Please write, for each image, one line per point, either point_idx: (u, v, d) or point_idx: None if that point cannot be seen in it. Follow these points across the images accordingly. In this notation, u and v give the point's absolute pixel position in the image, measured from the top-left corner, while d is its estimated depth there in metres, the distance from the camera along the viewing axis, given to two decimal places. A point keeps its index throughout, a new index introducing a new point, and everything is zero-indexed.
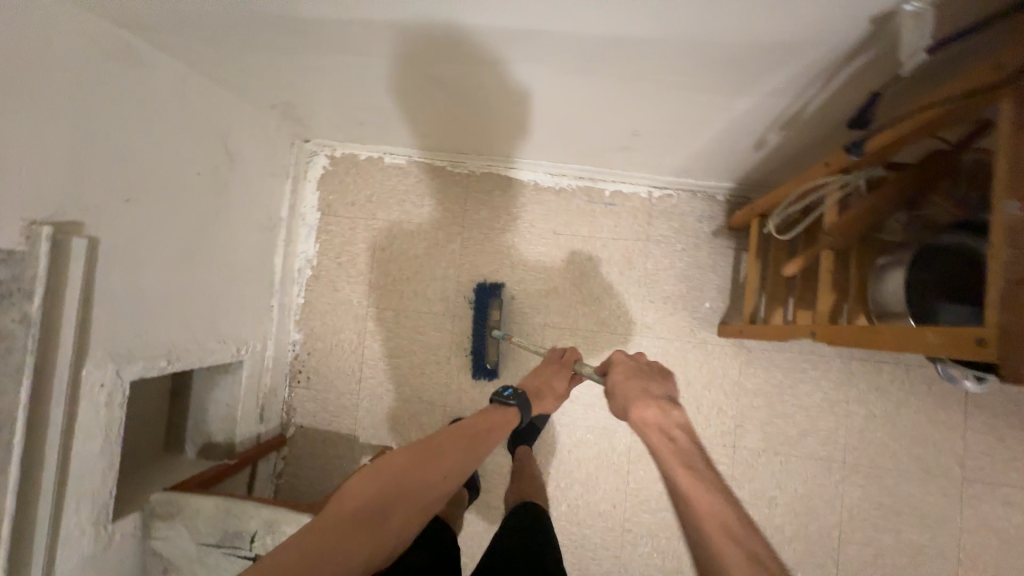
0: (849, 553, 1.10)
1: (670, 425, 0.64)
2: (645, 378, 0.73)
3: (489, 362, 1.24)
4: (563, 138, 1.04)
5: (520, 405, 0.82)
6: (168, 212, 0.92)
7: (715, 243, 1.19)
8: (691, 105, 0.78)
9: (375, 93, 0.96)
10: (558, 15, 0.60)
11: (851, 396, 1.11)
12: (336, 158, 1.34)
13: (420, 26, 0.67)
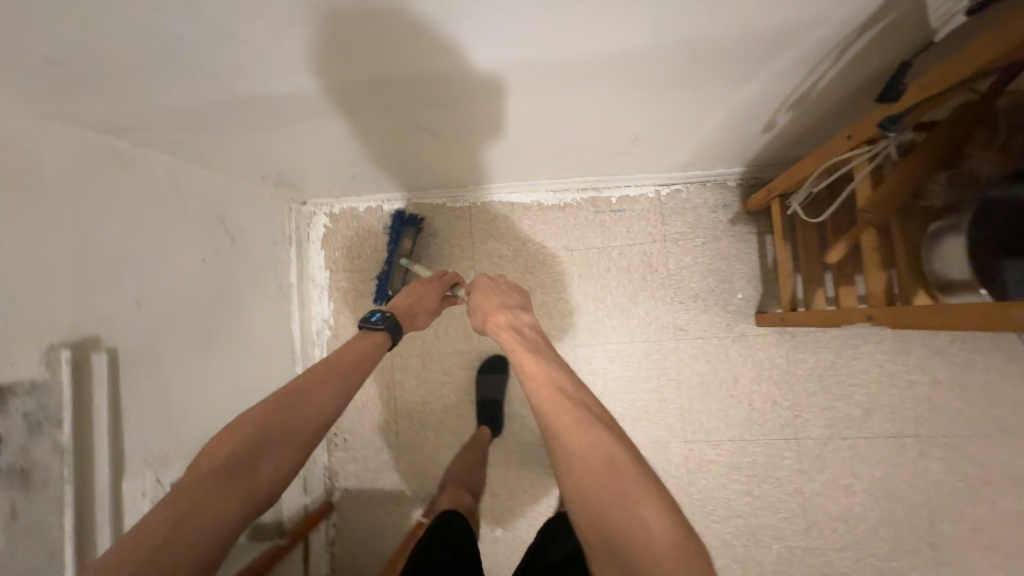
0: (944, 532, 1.02)
1: (521, 323, 0.75)
2: (500, 293, 0.82)
3: (393, 290, 1.23)
4: (560, 156, 1.01)
5: (392, 329, 0.81)
6: (181, 306, 0.91)
7: (735, 231, 1.15)
8: (692, 103, 0.75)
9: (366, 146, 0.94)
10: (536, 46, 0.57)
11: (911, 364, 1.05)
12: (335, 214, 1.33)
13: (398, 80, 0.65)
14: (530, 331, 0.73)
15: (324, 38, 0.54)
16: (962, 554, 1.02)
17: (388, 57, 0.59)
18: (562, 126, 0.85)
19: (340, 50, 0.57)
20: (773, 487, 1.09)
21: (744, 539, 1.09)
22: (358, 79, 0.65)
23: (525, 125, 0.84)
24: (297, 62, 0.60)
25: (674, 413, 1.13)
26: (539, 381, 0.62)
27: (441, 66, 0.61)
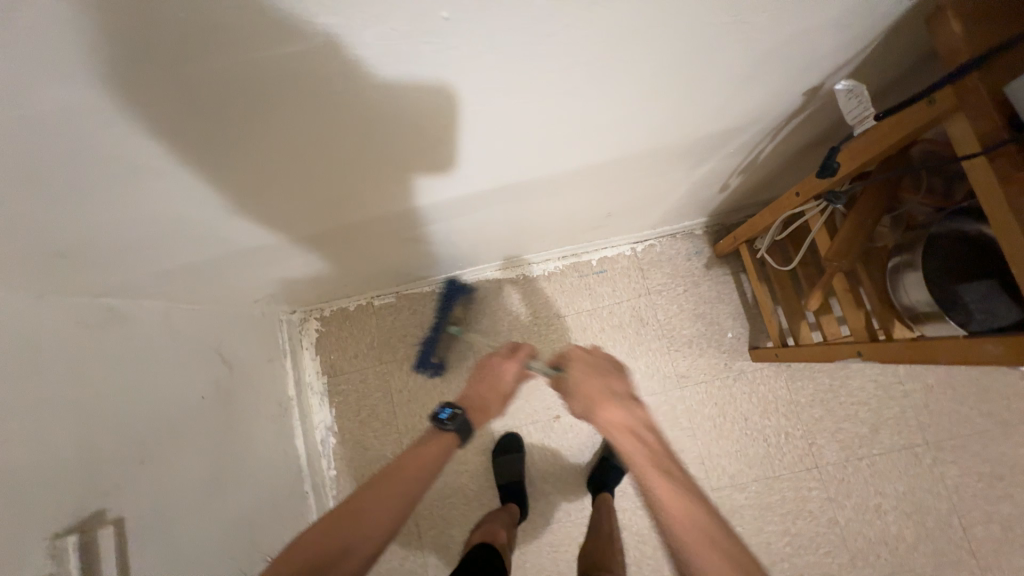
0: (979, 535, 1.03)
1: (636, 423, 0.70)
2: (605, 376, 0.75)
3: (433, 356, 1.27)
4: (541, 236, 1.06)
5: (459, 428, 0.77)
6: (190, 447, 0.88)
7: (712, 275, 1.22)
8: (656, 180, 0.83)
9: (358, 256, 0.98)
10: (539, 159, 0.65)
11: (902, 374, 1.10)
12: (326, 317, 1.33)
13: (417, 202, 0.72)
14: (645, 433, 0.69)
15: (347, 179, 0.60)
16: (1002, 556, 1.02)
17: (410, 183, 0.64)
18: (553, 212, 0.90)
19: (362, 184, 0.62)
20: (809, 521, 1.08)
21: None
22: (380, 204, 0.70)
23: (529, 215, 0.90)
24: (323, 199, 0.64)
25: (696, 462, 1.13)
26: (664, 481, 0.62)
27: (454, 183, 0.67)
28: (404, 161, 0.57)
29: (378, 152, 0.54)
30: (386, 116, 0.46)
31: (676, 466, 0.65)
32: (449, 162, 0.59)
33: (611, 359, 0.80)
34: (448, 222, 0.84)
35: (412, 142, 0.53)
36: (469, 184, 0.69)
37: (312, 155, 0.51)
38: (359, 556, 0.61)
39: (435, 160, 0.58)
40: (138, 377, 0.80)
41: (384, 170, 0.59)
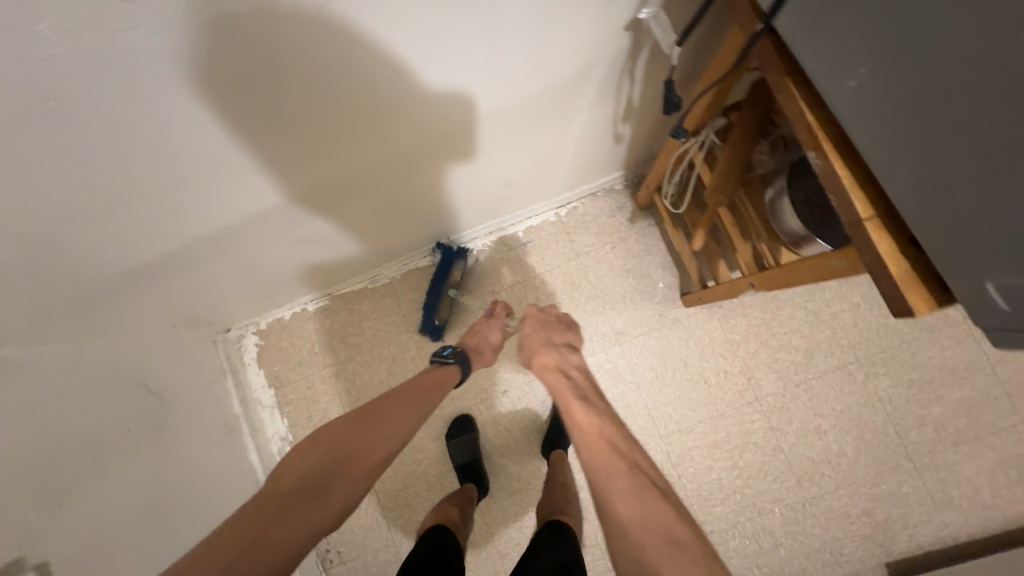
0: (914, 440, 1.07)
1: (567, 367, 0.80)
2: (549, 328, 0.86)
3: (438, 318, 1.20)
4: (457, 210, 1.03)
5: (460, 363, 0.82)
6: (128, 476, 0.87)
7: (637, 228, 1.21)
8: (544, 137, 0.81)
9: (265, 261, 0.95)
10: (489, 91, 0.64)
11: (829, 297, 1.12)
12: (263, 329, 1.31)
13: (368, 158, 0.71)
14: (577, 377, 0.78)
15: (336, 119, 0.60)
16: (938, 456, 1.06)
17: (400, 126, 0.65)
18: (492, 170, 0.88)
19: (353, 126, 0.62)
20: (755, 452, 1.11)
21: (748, 512, 1.10)
22: (365, 154, 0.70)
23: (499, 170, 0.89)
24: (293, 157, 0.64)
25: (642, 413, 1.15)
26: (590, 436, 0.66)
27: (417, 133, 0.68)
28: (398, 92, 0.58)
29: (341, 87, 0.54)
30: (361, 51, 0.50)
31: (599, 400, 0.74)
32: (447, 84, 0.59)
33: (559, 315, 0.90)
34: (414, 182, 0.84)
35: (374, 80, 0.55)
36: (431, 133, 0.69)
37: (313, 80, 0.52)
38: (358, 473, 0.63)
39: (433, 86, 0.59)
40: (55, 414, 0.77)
41: (375, 105, 0.59)
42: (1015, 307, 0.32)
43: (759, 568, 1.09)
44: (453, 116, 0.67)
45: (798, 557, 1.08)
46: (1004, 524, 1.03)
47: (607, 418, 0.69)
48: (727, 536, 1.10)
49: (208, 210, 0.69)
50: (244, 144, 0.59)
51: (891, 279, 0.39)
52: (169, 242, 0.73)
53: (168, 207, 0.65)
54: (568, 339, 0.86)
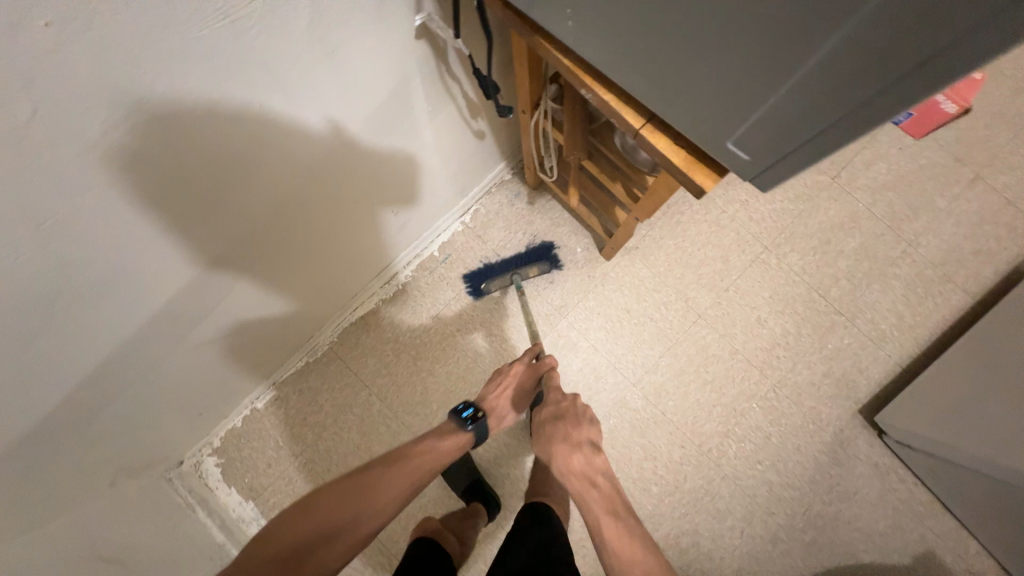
0: (837, 296, 1.18)
1: (593, 471, 0.77)
2: (566, 420, 0.83)
3: (485, 284, 1.20)
4: (364, 248, 1.04)
5: (477, 429, 0.83)
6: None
7: (539, 208, 1.26)
8: (410, 148, 0.83)
9: (182, 373, 0.90)
10: (336, 124, 0.66)
11: (721, 204, 1.22)
12: (219, 446, 1.23)
13: (250, 223, 0.71)
14: (602, 484, 0.75)
15: (193, 194, 0.58)
16: (861, 301, 1.18)
17: (263, 179, 0.65)
18: (377, 199, 0.90)
19: (216, 196, 0.62)
20: (718, 363, 1.18)
21: (732, 418, 1.17)
22: (243, 216, 0.68)
23: (386, 194, 0.91)
24: (163, 241, 0.61)
25: (609, 371, 1.20)
26: (626, 561, 0.64)
27: (288, 183, 0.69)
28: (241, 146, 0.58)
29: (195, 162, 0.55)
30: (202, 120, 0.51)
31: (611, 486, 0.76)
32: (284, 124, 0.60)
33: (582, 407, 0.85)
34: (311, 229, 0.83)
35: (226, 143, 0.56)
36: (301, 179, 0.71)
37: (147, 165, 0.51)
38: (327, 560, 0.61)
39: (273, 129, 0.59)
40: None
41: (226, 167, 0.59)
42: (748, 151, 0.44)
43: (761, 462, 1.16)
44: (311, 151, 0.67)
45: (789, 437, 1.16)
46: (931, 335, 1.15)
47: (650, 553, 0.65)
48: (725, 447, 1.17)
49: (91, 326, 0.64)
50: (110, 248, 0.56)
51: (680, 166, 0.51)
52: (58, 379, 0.67)
53: (43, 341, 0.60)
54: (590, 434, 0.81)
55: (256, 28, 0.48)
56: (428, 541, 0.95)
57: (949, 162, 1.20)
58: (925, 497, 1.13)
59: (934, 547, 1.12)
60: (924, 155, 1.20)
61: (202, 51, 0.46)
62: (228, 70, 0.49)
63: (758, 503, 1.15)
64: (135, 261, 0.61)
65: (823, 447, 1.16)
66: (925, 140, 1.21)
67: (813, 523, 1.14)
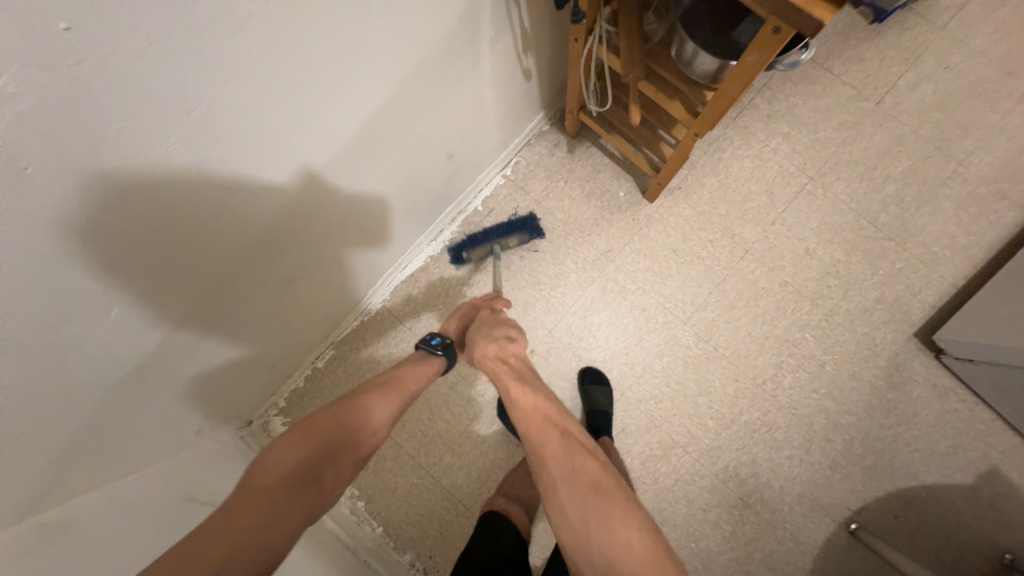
0: (887, 221, 1.18)
1: (510, 352, 0.79)
2: (491, 322, 0.84)
3: (467, 254, 1.20)
4: (404, 217, 1.05)
5: (447, 357, 0.84)
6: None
7: (579, 155, 1.27)
8: (412, 133, 0.82)
9: (246, 346, 0.94)
10: (362, 95, 0.67)
11: (763, 138, 1.22)
12: (284, 406, 1.27)
13: (268, 229, 0.72)
14: (518, 363, 0.78)
15: (194, 221, 0.60)
16: (911, 225, 1.17)
17: (263, 191, 0.66)
18: (405, 173, 0.91)
19: (218, 217, 0.63)
20: (769, 296, 1.19)
21: (785, 349, 1.18)
22: (246, 236, 0.70)
23: (423, 157, 0.91)
24: (178, 265, 0.64)
25: (660, 310, 1.22)
26: (526, 413, 0.71)
27: (293, 187, 0.70)
28: (242, 154, 0.59)
29: (193, 182, 0.56)
30: (194, 142, 0.53)
31: (524, 366, 0.78)
32: (273, 145, 0.61)
33: (504, 311, 0.88)
34: (320, 231, 0.83)
35: (224, 155, 0.57)
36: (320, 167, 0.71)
37: (146, 194, 0.52)
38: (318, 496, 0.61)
39: (288, 119, 0.60)
40: (119, 547, 0.73)
41: (225, 183, 0.60)
42: None
43: (818, 391, 1.17)
44: (300, 161, 0.67)
45: (844, 364, 1.17)
46: (987, 252, 1.14)
47: (554, 405, 0.72)
48: (780, 378, 1.18)
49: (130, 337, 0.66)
50: (126, 271, 0.58)
51: (796, 5, 0.51)
52: (117, 369, 0.68)
53: (88, 361, 0.63)
54: (509, 330, 0.82)
55: (236, 51, 0.49)
56: (494, 514, 0.97)
57: (997, 78, 1.18)
58: (987, 416, 1.13)
59: (998, 465, 1.13)
60: (971, 72, 1.18)
61: (195, 55, 0.46)
62: (207, 105, 0.51)
63: (817, 430, 1.17)
64: (156, 284, 0.63)
65: (879, 372, 1.16)
66: (971, 56, 1.19)
67: (873, 448, 1.15)
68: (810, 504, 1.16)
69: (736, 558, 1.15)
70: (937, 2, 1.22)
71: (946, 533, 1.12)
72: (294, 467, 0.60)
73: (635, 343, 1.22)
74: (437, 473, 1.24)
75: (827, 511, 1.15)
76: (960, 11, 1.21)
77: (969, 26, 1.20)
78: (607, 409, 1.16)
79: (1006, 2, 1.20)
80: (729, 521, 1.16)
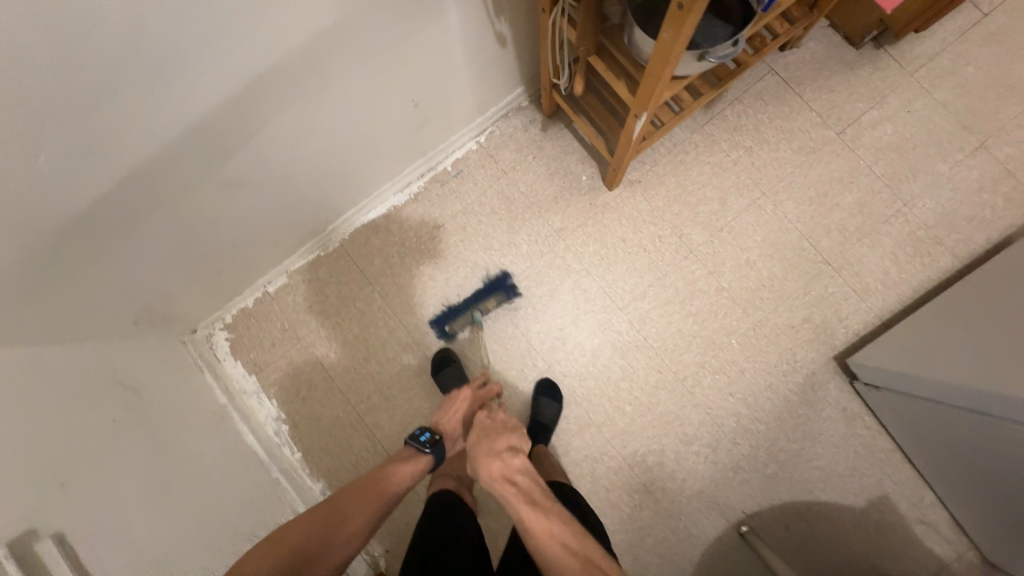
0: (827, 246, 1.22)
1: (513, 471, 0.79)
2: (491, 436, 0.85)
3: (450, 327, 1.28)
4: (363, 155, 1.10)
5: (434, 453, 0.90)
6: (109, 479, 0.84)
7: (551, 134, 1.32)
8: (368, 67, 0.87)
9: (191, 249, 0.99)
10: (314, 13, 0.71)
11: (726, 148, 1.27)
12: (230, 322, 1.32)
13: (210, 128, 0.76)
14: (524, 482, 0.78)
15: (128, 95, 0.64)
16: (849, 254, 1.22)
17: (207, 90, 0.70)
18: (362, 109, 0.96)
19: (156, 103, 0.67)
20: (704, 298, 1.24)
21: (710, 350, 1.23)
22: (189, 128, 0.74)
23: (381, 96, 0.96)
24: (116, 138, 0.67)
25: (599, 295, 1.26)
26: (540, 537, 0.68)
27: (239, 91, 0.74)
28: (187, 43, 0.63)
29: (133, 61, 0.61)
30: (135, 19, 0.57)
31: (528, 481, 0.78)
32: (223, 38, 0.65)
33: (503, 419, 0.90)
34: (267, 143, 0.88)
35: (167, 40, 0.61)
36: (271, 77, 0.76)
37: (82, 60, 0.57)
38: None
39: (236, 22, 0.65)
40: (32, 398, 0.79)
41: (164, 68, 0.64)
42: None
43: (733, 395, 1.22)
44: (249, 66, 0.72)
45: (763, 374, 1.21)
46: (915, 292, 1.19)
47: (559, 521, 0.70)
48: (700, 377, 1.23)
49: (64, 199, 0.69)
50: (64, 140, 0.63)
51: None
52: (47, 232, 0.71)
53: (33, 222, 0.68)
54: (511, 441, 0.84)
55: None
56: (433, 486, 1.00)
57: (955, 129, 1.23)
58: (888, 445, 1.18)
59: (889, 493, 1.17)
60: (931, 120, 1.23)
61: None
62: None
63: (725, 431, 1.21)
64: (92, 153, 0.67)
65: (794, 386, 1.21)
66: (934, 105, 1.24)
67: (776, 458, 1.20)
68: (708, 501, 1.20)
69: (628, 540, 1.19)
70: (912, 48, 1.26)
71: (830, 550, 1.16)
72: (285, 557, 0.66)
73: (570, 321, 1.26)
74: (362, 412, 1.29)
75: (722, 510, 1.19)
76: (932, 61, 1.25)
77: (937, 77, 1.25)
78: (549, 424, 1.20)
79: (976, 60, 1.25)
80: (629, 504, 1.21)
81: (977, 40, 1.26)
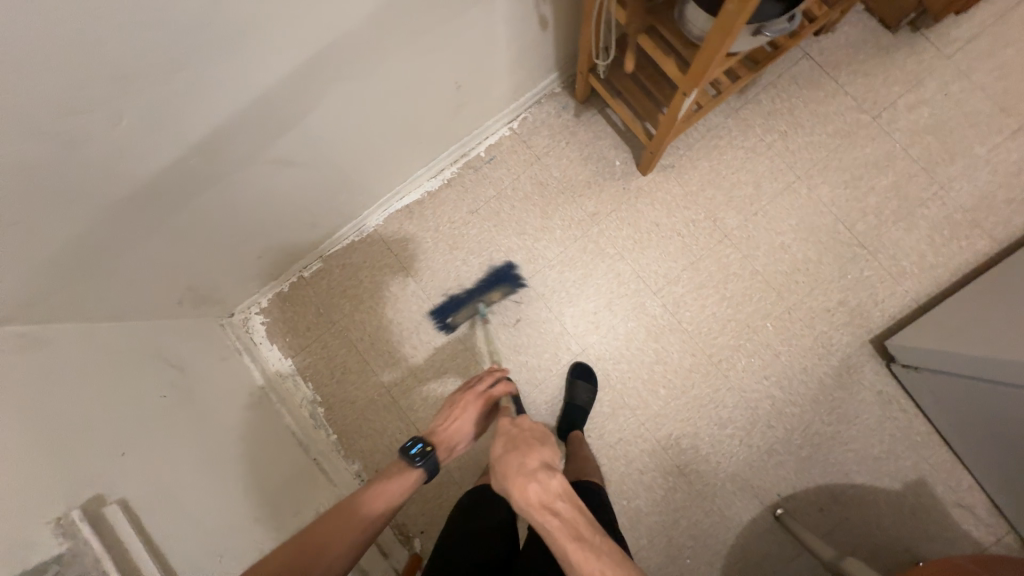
0: (863, 230, 1.22)
1: (552, 498, 0.66)
2: (521, 453, 0.72)
3: (455, 319, 1.30)
4: (402, 137, 1.11)
5: (425, 465, 0.85)
6: (162, 451, 0.85)
7: (584, 120, 1.33)
8: (415, 48, 0.88)
9: (235, 228, 1.01)
10: None
11: (761, 132, 1.27)
12: (265, 306, 1.34)
13: (265, 104, 0.77)
14: (565, 510, 0.66)
15: (194, 70, 0.65)
16: (885, 237, 1.22)
17: (266, 65, 0.71)
18: (406, 90, 0.97)
19: (217, 78, 0.68)
20: (738, 281, 1.24)
21: (745, 333, 1.23)
22: (246, 103, 0.75)
23: (425, 77, 0.97)
24: (178, 112, 0.68)
25: (632, 278, 1.27)
26: None
27: (295, 67, 0.75)
28: (253, 18, 0.64)
29: (202, 36, 0.62)
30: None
31: (570, 510, 0.66)
32: (284, 14, 0.66)
33: (533, 431, 0.77)
34: (315, 122, 0.89)
35: (235, 16, 0.62)
36: (327, 55, 0.77)
37: (155, 34, 0.58)
38: None
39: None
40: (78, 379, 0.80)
41: (230, 44, 0.65)
42: None
43: (768, 378, 1.22)
44: (307, 42, 0.72)
45: (797, 357, 1.22)
46: (952, 275, 1.19)
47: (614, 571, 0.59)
48: (734, 359, 1.23)
49: (125, 174, 0.70)
50: (131, 116, 0.64)
51: None
52: (109, 209, 0.73)
53: (97, 198, 0.70)
54: (544, 458, 0.71)
55: None
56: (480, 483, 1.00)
57: (991, 113, 1.22)
58: (924, 428, 1.18)
59: (926, 476, 1.17)
60: (967, 104, 1.23)
61: None
62: None
63: (760, 414, 1.21)
64: (153, 127, 0.68)
65: (830, 369, 1.21)
66: (970, 89, 1.24)
67: (811, 441, 1.20)
68: (742, 483, 1.20)
69: (662, 522, 1.20)
70: (948, 31, 1.26)
71: (865, 532, 1.16)
72: None
73: (604, 305, 1.27)
74: (396, 394, 1.30)
75: (756, 493, 1.20)
76: (969, 44, 1.25)
77: (973, 61, 1.24)
78: (585, 407, 1.21)
79: (1013, 43, 1.24)
80: (663, 486, 1.21)
81: (1014, 23, 1.25)
